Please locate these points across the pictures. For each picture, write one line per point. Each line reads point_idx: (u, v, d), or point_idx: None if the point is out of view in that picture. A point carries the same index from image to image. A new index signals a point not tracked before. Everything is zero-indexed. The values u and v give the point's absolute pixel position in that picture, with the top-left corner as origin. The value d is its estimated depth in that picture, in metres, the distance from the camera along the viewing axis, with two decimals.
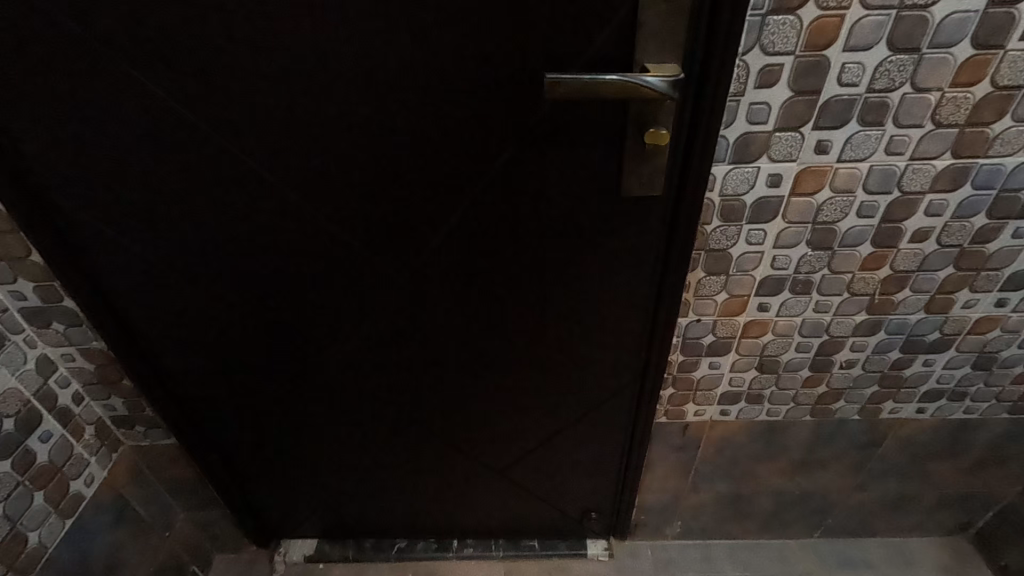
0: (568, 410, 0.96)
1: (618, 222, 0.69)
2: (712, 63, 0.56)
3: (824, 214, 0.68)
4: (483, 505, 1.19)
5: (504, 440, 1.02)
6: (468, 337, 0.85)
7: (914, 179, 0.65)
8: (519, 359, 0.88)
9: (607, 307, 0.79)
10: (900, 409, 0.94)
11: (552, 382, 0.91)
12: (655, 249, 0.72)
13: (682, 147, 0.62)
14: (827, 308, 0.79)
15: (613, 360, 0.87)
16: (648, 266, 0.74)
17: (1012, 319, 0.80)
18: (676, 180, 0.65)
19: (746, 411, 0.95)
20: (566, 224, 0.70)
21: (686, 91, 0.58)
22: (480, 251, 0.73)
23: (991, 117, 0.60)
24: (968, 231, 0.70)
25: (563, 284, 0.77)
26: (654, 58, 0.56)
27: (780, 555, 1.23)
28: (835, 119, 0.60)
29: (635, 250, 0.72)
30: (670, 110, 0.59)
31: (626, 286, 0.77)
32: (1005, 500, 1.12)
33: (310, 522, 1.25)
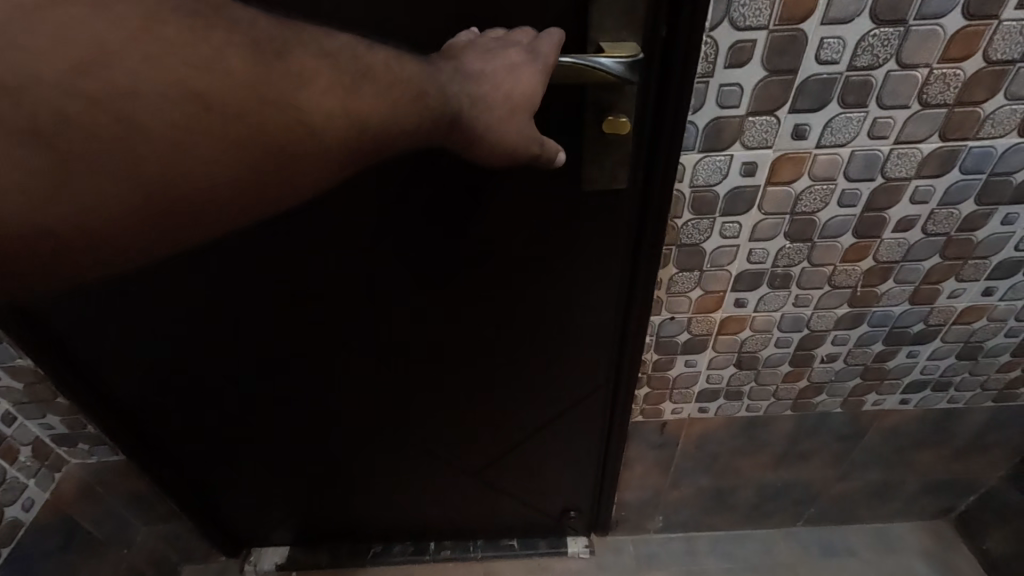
0: (540, 413, 0.91)
1: (582, 219, 0.64)
2: (676, 42, 0.50)
3: (803, 203, 0.63)
4: (458, 507, 1.15)
5: (476, 442, 0.98)
6: (429, 341, 0.79)
7: (899, 164, 0.60)
8: (485, 362, 0.83)
9: (575, 306, 0.74)
10: (883, 400, 0.91)
11: (522, 384, 0.86)
12: (624, 245, 0.67)
13: (648, 136, 0.57)
14: (807, 302, 0.74)
15: (585, 361, 0.82)
16: (616, 265, 0.69)
17: (998, 308, 0.76)
18: (643, 172, 0.60)
19: (726, 407, 0.91)
20: (525, 222, 0.64)
21: (648, 74, 0.52)
22: (432, 252, 0.67)
23: (983, 95, 0.54)
24: (956, 218, 0.65)
25: (526, 285, 0.71)
26: (611, 37, 0.49)
27: (763, 546, 1.21)
28: (814, 101, 0.55)
29: (602, 249, 0.67)
30: (631, 96, 0.53)
31: (595, 285, 0.71)
32: (987, 485, 1.10)
33: (280, 530, 1.20)
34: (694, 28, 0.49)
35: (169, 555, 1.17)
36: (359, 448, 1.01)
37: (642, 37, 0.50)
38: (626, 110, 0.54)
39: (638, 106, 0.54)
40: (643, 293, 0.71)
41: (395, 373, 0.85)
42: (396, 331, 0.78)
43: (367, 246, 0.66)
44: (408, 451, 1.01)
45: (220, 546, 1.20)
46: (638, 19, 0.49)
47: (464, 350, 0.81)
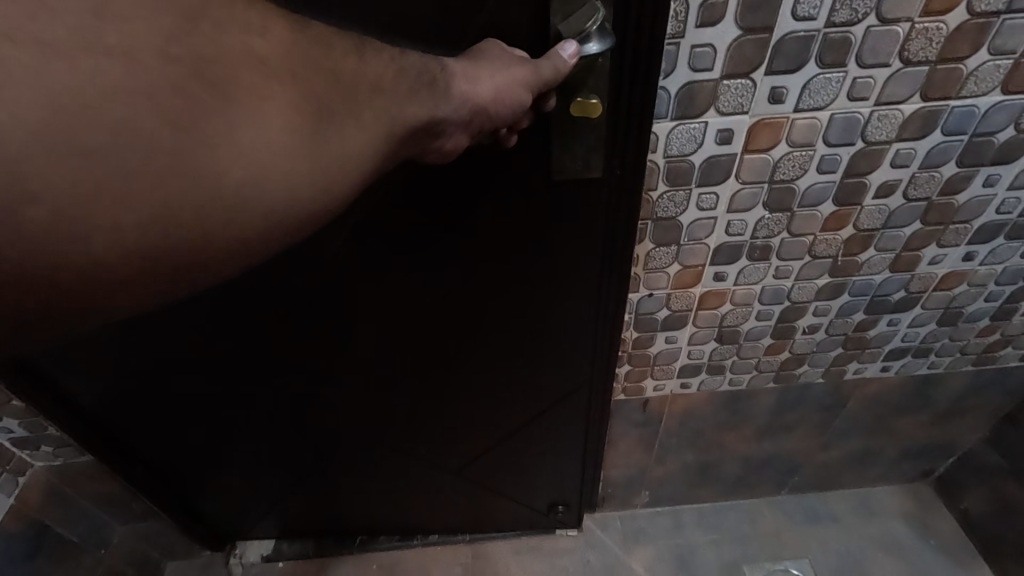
0: (521, 405, 0.89)
1: (555, 205, 0.60)
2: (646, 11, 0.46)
3: (781, 171, 0.61)
4: (443, 502, 1.13)
5: (456, 436, 0.96)
6: (401, 336, 0.76)
7: (881, 127, 0.57)
8: (461, 355, 0.80)
9: (553, 296, 0.71)
10: (864, 369, 0.90)
11: (502, 378, 0.84)
12: (600, 231, 0.63)
13: (623, 115, 0.53)
14: (787, 273, 0.72)
15: (564, 350, 0.79)
16: (593, 252, 0.65)
17: (979, 272, 0.75)
18: (619, 154, 0.56)
19: (708, 382, 0.90)
20: (495, 211, 0.60)
21: (619, 49, 0.48)
22: (398, 246, 0.63)
23: (966, 51, 0.52)
24: (937, 181, 0.63)
25: (501, 276, 0.68)
26: (564, 15, 0.45)
27: (748, 516, 1.22)
28: (790, 61, 0.52)
29: (577, 236, 0.64)
30: (603, 75, 0.49)
31: (573, 274, 0.68)
32: (965, 447, 1.12)
33: (264, 524, 1.19)
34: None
35: (151, 554, 1.15)
36: (337, 443, 0.98)
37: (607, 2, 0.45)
38: (596, 90, 0.50)
39: (611, 83, 0.50)
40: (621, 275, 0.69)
41: (369, 369, 0.82)
42: (367, 327, 0.74)
43: (326, 242, 0.62)
44: (389, 445, 0.99)
45: (203, 541, 1.18)
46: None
47: (440, 343, 0.77)
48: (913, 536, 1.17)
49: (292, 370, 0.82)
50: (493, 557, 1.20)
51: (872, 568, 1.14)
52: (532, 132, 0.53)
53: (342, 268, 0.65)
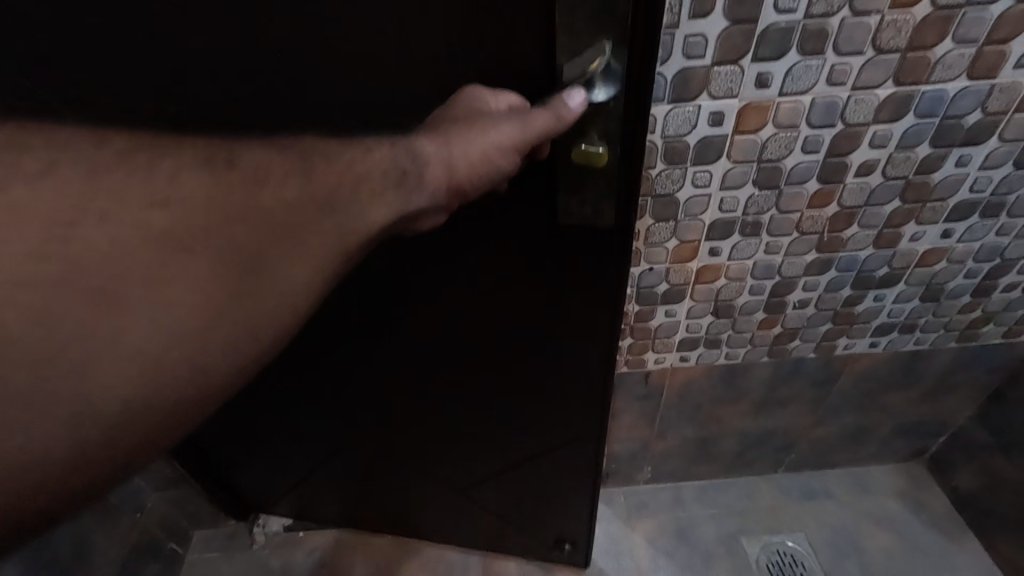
0: (527, 433, 0.91)
1: (559, 247, 0.62)
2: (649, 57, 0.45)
3: (769, 151, 0.67)
4: (449, 514, 1.17)
5: (464, 460, 1.01)
6: (413, 362, 0.81)
7: (858, 110, 0.63)
8: (469, 378, 0.82)
9: (552, 346, 0.74)
10: (854, 344, 0.96)
11: (506, 413, 0.88)
12: (598, 290, 0.66)
13: (626, 163, 0.53)
14: (777, 249, 0.78)
15: (567, 387, 0.81)
16: (596, 297, 0.67)
17: (957, 250, 0.81)
18: (624, 199, 0.56)
19: (705, 356, 0.96)
20: (503, 247, 0.63)
21: (627, 96, 0.47)
22: (414, 272, 0.67)
23: (932, 40, 0.58)
24: (913, 161, 0.69)
25: (508, 311, 0.70)
26: (568, 55, 0.45)
27: (746, 492, 1.28)
28: (774, 49, 0.58)
29: (581, 280, 0.65)
30: (611, 119, 0.49)
31: (570, 325, 0.71)
32: (954, 425, 1.17)
33: (283, 504, 1.25)
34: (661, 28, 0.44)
35: (180, 520, 1.22)
36: (354, 444, 1.03)
37: (616, 44, 0.44)
38: (602, 136, 0.50)
39: (616, 129, 0.50)
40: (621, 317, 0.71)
41: (384, 383, 0.86)
42: (385, 345, 0.78)
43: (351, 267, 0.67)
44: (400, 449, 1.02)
45: (228, 509, 1.25)
46: (603, 24, 0.43)
47: (450, 368, 0.81)
48: (905, 511, 1.22)
49: (314, 372, 0.86)
50: (499, 558, 1.24)
51: (865, 541, 1.19)
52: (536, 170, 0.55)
53: (363, 289, 0.70)
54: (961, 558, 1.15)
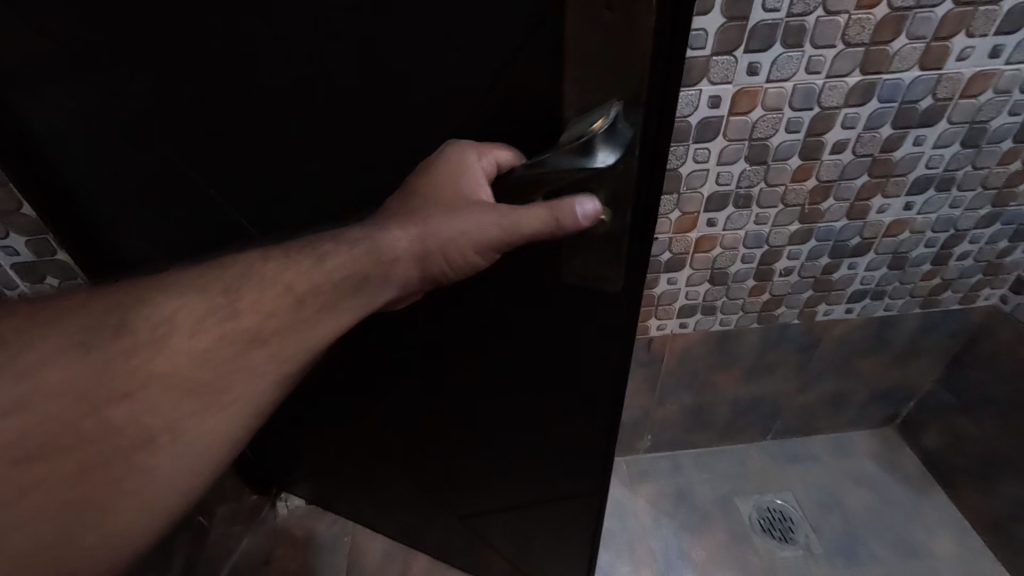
0: (538, 467, 0.92)
1: (577, 306, 0.63)
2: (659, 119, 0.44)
3: (758, 131, 0.78)
4: (452, 533, 1.19)
5: (474, 484, 1.03)
6: (440, 389, 0.84)
7: (831, 95, 0.75)
8: (484, 406, 0.84)
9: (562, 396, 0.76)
10: (832, 310, 1.08)
11: (517, 448, 0.90)
12: (610, 349, 0.67)
13: (633, 226, 0.52)
14: (765, 220, 0.90)
15: (576, 432, 0.81)
16: (608, 350, 0.67)
17: (918, 221, 0.93)
18: (632, 262, 0.55)
19: (703, 322, 1.07)
20: (522, 296, 0.64)
21: (638, 160, 0.46)
22: (442, 307, 0.70)
23: (890, 36, 0.70)
24: (878, 140, 0.81)
25: (520, 353, 0.72)
26: (576, 109, 0.46)
27: (739, 458, 1.38)
28: (762, 42, 0.70)
29: (593, 334, 0.66)
30: (621, 183, 0.48)
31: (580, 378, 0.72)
32: (922, 391, 1.29)
33: (303, 486, 1.30)
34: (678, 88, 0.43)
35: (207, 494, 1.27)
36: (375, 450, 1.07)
37: (628, 105, 0.44)
38: (610, 200, 0.49)
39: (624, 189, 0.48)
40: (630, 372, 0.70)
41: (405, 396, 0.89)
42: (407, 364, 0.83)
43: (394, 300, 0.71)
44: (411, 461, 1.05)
45: (254, 484, 1.32)
46: (615, 83, 0.43)
47: (464, 394, 0.83)
48: (881, 471, 1.34)
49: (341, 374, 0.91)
50: None
51: (846, 497, 1.29)
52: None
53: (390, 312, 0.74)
54: (932, 509, 1.26)
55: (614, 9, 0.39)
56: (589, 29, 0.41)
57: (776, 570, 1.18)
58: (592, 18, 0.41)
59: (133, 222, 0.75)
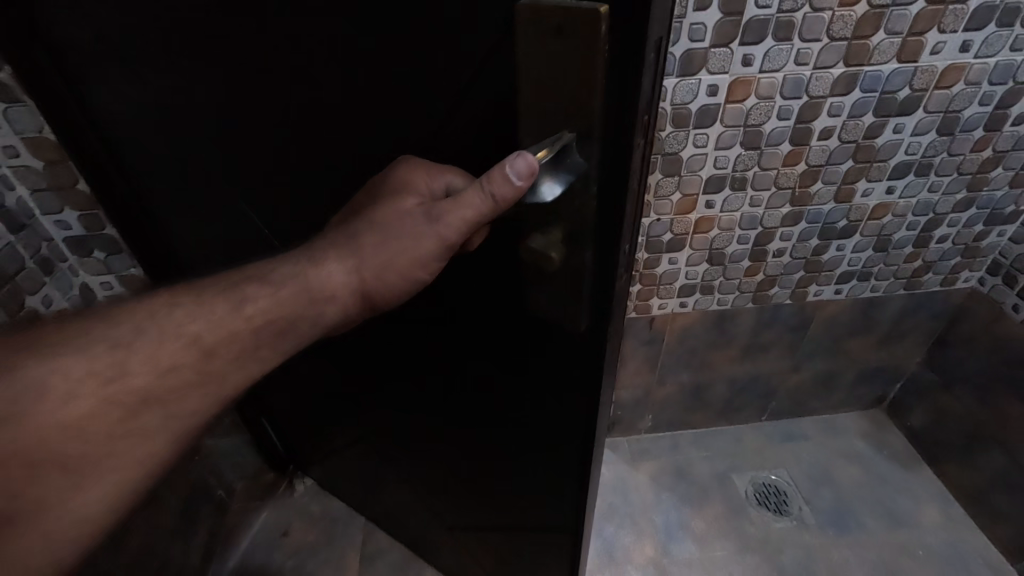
0: (522, 498, 0.87)
1: (546, 345, 0.60)
2: (618, 151, 0.42)
3: (752, 117, 0.86)
4: (442, 545, 1.16)
5: (459, 502, 1.01)
6: (424, 409, 0.83)
7: (819, 85, 0.83)
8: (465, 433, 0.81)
9: (538, 432, 0.72)
10: (822, 291, 1.15)
11: (498, 477, 0.87)
12: (582, 394, 0.63)
13: (596, 260, 0.49)
14: (759, 202, 0.97)
15: (553, 468, 0.77)
16: (581, 395, 0.63)
17: (899, 205, 1.01)
18: (594, 302, 0.52)
19: (701, 301, 1.14)
20: (493, 329, 0.62)
21: (594, 191, 0.45)
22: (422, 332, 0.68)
23: (870, 31, 0.78)
24: (861, 128, 0.89)
25: (492, 379, 0.69)
26: (531, 136, 0.44)
27: (735, 438, 1.45)
28: (755, 35, 0.77)
29: (563, 374, 0.61)
30: (576, 212, 0.47)
31: (555, 418, 0.68)
32: (909, 372, 1.36)
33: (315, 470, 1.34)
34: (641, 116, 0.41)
35: (227, 470, 1.32)
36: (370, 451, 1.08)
37: (581, 137, 0.43)
38: (566, 231, 0.48)
39: (582, 219, 0.47)
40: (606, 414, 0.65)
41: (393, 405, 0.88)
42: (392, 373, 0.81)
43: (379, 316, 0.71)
44: (399, 466, 1.04)
45: (272, 462, 1.37)
46: (570, 113, 0.42)
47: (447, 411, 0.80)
48: (870, 449, 1.41)
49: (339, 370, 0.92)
50: None
51: (837, 472, 1.36)
52: (499, 252, 0.53)
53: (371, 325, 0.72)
54: (917, 484, 1.33)
55: (565, 37, 0.37)
56: (539, 57, 0.39)
57: (772, 540, 1.24)
58: (544, 44, 0.38)
59: (178, 216, 0.81)
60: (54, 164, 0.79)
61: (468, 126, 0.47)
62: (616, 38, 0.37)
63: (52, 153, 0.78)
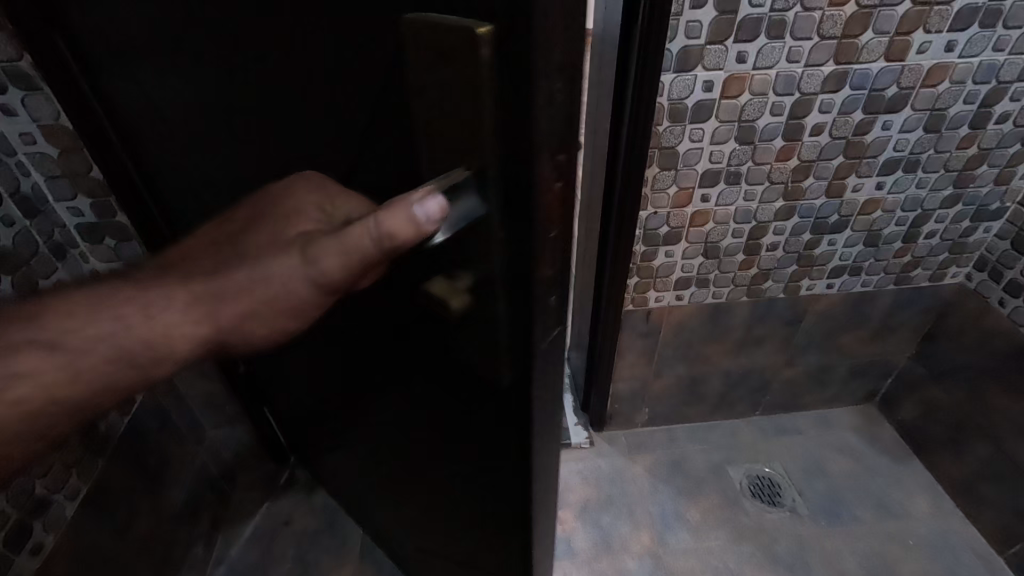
0: (465, 542, 0.80)
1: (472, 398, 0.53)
2: (522, 192, 0.35)
3: (746, 113, 0.89)
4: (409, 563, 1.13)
5: (414, 530, 0.96)
6: (377, 430, 0.79)
7: (809, 83, 0.86)
8: (412, 465, 0.77)
9: (473, 488, 0.66)
10: (814, 285, 1.18)
11: (444, 521, 0.81)
12: (510, 461, 0.55)
13: (511, 313, 0.42)
14: (753, 196, 1.00)
15: (490, 528, 0.70)
16: (509, 462, 0.55)
17: (889, 200, 1.04)
18: (511, 366, 0.45)
19: (697, 294, 1.16)
20: (424, 368, 0.56)
21: (497, 241, 0.38)
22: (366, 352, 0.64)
23: (858, 30, 0.81)
24: (851, 124, 0.92)
25: (427, 418, 0.63)
26: (433, 169, 0.38)
27: (729, 431, 1.48)
28: (749, 33, 0.81)
29: (487, 432, 0.55)
30: (483, 262, 0.40)
31: (487, 478, 0.61)
32: (900, 367, 1.39)
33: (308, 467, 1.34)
34: (553, 153, 0.34)
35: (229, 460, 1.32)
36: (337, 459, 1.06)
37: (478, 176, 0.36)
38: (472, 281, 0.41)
39: (490, 265, 0.40)
40: (546, 477, 0.58)
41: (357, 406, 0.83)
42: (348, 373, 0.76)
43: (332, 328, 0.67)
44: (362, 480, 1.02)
45: (273, 453, 1.38)
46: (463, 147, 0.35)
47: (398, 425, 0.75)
48: (862, 442, 1.43)
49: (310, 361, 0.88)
50: None
51: (829, 465, 1.39)
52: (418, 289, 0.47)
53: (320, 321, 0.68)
54: (908, 476, 1.35)
55: (450, 59, 0.32)
56: (430, 79, 0.34)
57: (765, 530, 1.26)
58: (432, 64, 0.33)
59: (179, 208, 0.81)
60: (70, 152, 0.82)
61: (385, 149, 0.41)
62: (509, 60, 0.30)
63: (68, 141, 0.80)
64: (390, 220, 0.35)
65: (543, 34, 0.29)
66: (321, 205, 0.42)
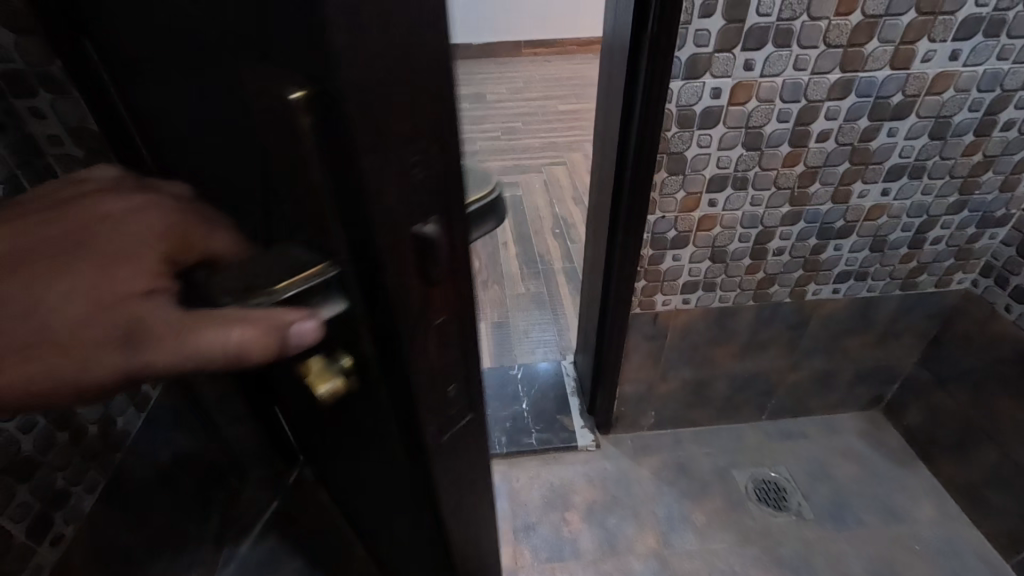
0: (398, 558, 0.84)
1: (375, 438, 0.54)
2: (380, 289, 0.34)
3: (754, 119, 0.91)
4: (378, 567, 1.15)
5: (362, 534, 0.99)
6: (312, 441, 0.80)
7: (816, 90, 0.88)
8: (345, 476, 0.79)
9: (394, 511, 0.68)
10: (820, 290, 1.19)
11: (379, 534, 0.84)
12: (418, 497, 0.57)
13: (392, 389, 0.43)
14: (760, 202, 1.02)
15: (414, 547, 0.73)
16: (417, 497, 0.57)
17: (894, 207, 1.06)
18: (400, 421, 0.46)
19: (703, 298, 1.18)
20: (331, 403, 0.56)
21: (365, 318, 0.37)
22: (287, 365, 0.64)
23: (864, 39, 0.83)
24: (857, 131, 0.94)
25: (344, 442, 0.64)
26: (294, 238, 0.35)
27: (735, 435, 1.49)
28: (756, 42, 0.82)
29: (394, 471, 0.56)
30: (353, 334, 0.39)
31: (403, 504, 0.63)
32: (906, 372, 1.40)
33: None
34: (402, 247, 0.32)
35: None
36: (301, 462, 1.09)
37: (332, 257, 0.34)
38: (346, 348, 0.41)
39: (366, 347, 0.40)
40: (456, 518, 0.62)
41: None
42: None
43: None
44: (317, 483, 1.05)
45: None
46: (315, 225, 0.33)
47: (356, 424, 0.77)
48: (867, 447, 1.44)
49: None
50: None
51: (835, 469, 1.39)
52: None
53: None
54: (914, 481, 1.36)
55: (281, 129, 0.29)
56: (277, 147, 0.31)
57: (770, 533, 1.27)
58: (274, 135, 0.30)
59: None
60: None
61: (258, 196, 0.38)
62: (335, 147, 0.28)
63: None
64: (252, 324, 0.32)
65: (356, 123, 0.26)
66: (171, 250, 0.35)
